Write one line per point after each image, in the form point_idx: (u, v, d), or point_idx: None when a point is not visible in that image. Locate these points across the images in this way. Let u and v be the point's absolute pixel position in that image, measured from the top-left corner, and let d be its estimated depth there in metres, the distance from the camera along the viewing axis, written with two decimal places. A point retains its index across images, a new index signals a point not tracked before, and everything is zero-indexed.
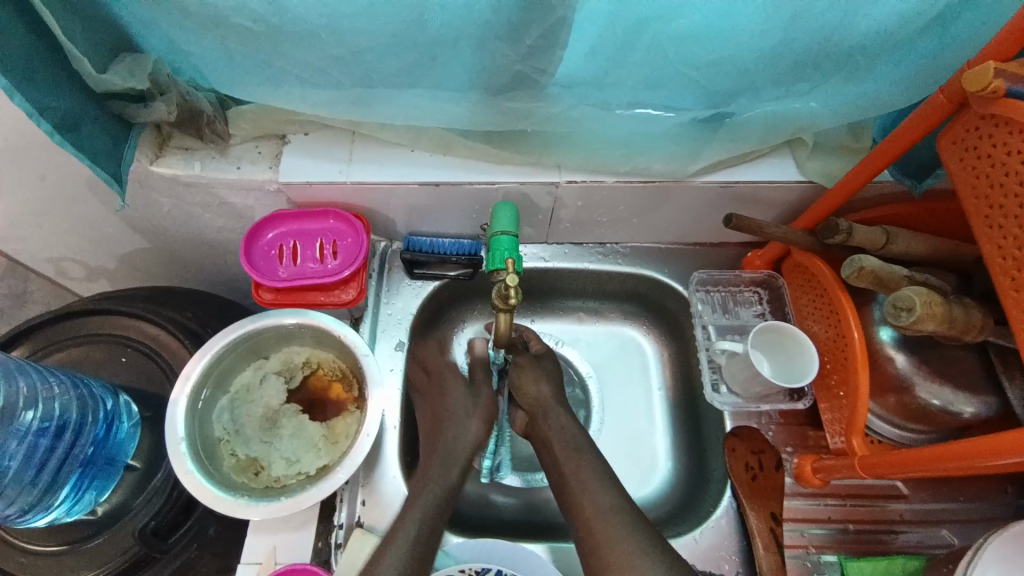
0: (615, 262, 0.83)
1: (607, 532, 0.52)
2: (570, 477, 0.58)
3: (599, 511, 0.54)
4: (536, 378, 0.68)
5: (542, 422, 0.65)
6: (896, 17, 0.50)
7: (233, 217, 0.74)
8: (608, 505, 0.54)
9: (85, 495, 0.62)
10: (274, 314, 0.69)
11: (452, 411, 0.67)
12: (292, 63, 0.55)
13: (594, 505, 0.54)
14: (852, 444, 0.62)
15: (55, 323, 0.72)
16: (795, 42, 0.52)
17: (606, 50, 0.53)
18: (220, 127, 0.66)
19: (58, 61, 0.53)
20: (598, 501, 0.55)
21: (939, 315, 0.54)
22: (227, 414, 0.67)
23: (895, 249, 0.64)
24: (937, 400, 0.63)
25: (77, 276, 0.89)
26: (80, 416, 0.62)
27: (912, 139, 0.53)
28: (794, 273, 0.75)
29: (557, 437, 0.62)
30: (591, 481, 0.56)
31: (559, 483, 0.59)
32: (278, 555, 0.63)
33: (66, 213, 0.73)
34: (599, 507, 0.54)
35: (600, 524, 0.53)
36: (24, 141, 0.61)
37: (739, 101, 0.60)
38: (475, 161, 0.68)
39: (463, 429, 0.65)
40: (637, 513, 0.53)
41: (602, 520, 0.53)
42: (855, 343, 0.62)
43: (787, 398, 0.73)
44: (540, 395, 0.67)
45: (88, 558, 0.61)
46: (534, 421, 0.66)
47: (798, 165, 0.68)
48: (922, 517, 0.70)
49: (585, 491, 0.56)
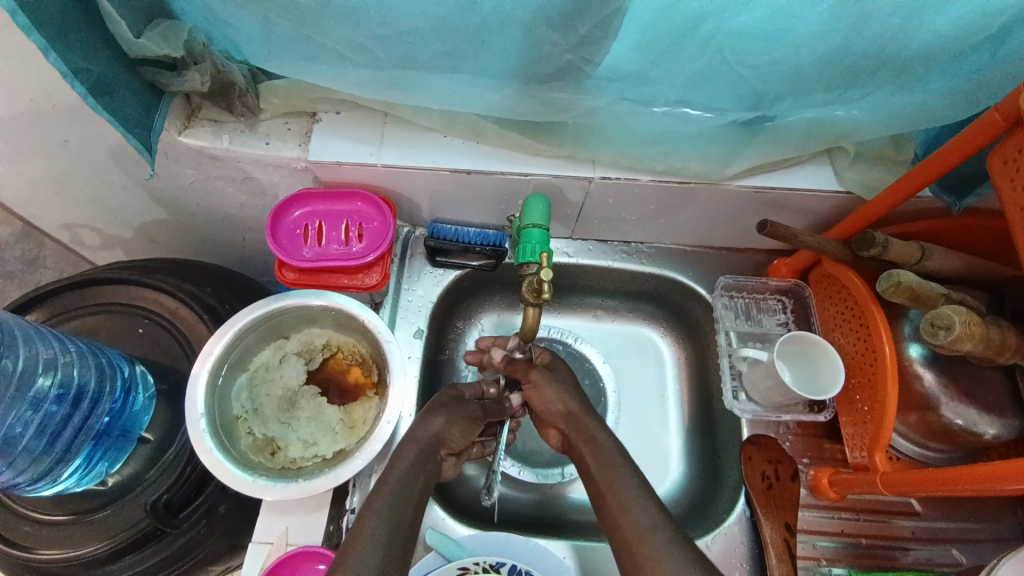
0: (638, 261, 0.82)
1: (648, 552, 0.46)
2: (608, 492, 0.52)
3: (640, 532, 0.47)
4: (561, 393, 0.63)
5: (573, 437, 0.60)
6: (959, 28, 0.48)
7: (256, 193, 0.73)
8: (652, 525, 0.48)
9: (96, 467, 0.61)
10: (297, 294, 0.67)
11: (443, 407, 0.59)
12: (334, 40, 0.54)
13: (632, 526, 0.48)
14: (875, 459, 0.62)
15: (74, 290, 0.71)
16: (856, 48, 0.50)
17: (658, 45, 0.51)
18: (250, 101, 0.64)
19: (94, 23, 0.51)
20: (638, 520, 0.48)
21: (976, 336, 0.53)
22: (246, 392, 0.66)
23: (929, 264, 0.63)
24: (961, 419, 0.62)
25: (92, 244, 0.88)
26: (97, 387, 0.61)
27: (957, 158, 0.52)
28: (823, 284, 0.74)
29: (592, 452, 0.57)
30: (632, 496, 0.50)
31: (599, 501, 0.52)
32: (290, 536, 0.63)
33: (88, 179, 0.72)
34: (637, 525, 0.48)
35: (642, 546, 0.46)
36: (51, 104, 0.60)
37: (783, 105, 0.59)
38: (508, 151, 0.67)
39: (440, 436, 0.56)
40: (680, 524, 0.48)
41: (643, 541, 0.47)
42: (886, 358, 0.61)
43: (807, 410, 0.72)
44: (567, 411, 0.62)
45: (96, 529, 0.61)
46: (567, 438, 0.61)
47: (836, 174, 0.67)
48: (932, 535, 0.70)
49: (621, 508, 0.50)
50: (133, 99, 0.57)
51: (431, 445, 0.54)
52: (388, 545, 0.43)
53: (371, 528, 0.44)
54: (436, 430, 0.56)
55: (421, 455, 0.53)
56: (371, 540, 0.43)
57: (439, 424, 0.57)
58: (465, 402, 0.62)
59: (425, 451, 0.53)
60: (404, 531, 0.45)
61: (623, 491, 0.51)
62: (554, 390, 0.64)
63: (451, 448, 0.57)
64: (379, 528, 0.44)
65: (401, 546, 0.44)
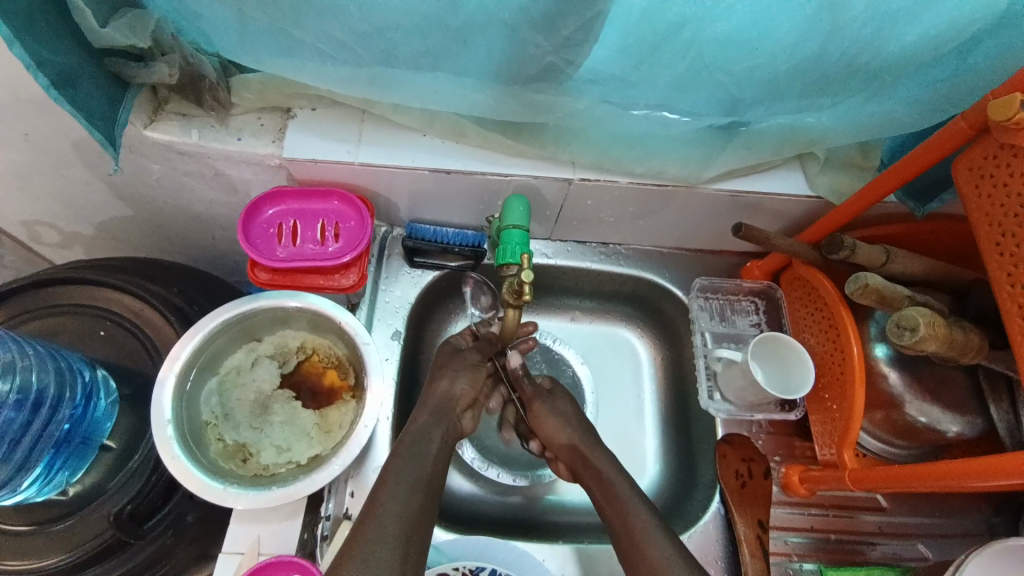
0: (616, 263, 0.82)
1: None
2: (613, 508, 0.58)
3: (657, 561, 0.53)
4: (566, 426, 0.66)
5: (583, 468, 0.63)
6: (926, 41, 0.50)
7: (227, 190, 0.70)
8: (666, 557, 0.53)
9: (57, 475, 0.59)
10: (270, 296, 0.66)
11: (452, 365, 0.66)
12: (313, 34, 0.53)
13: (648, 558, 0.53)
14: (844, 457, 0.63)
15: (31, 290, 0.67)
16: (831, 57, 0.52)
17: (640, 49, 0.52)
18: (221, 95, 0.62)
19: (55, 10, 0.49)
20: (654, 553, 0.53)
21: (941, 336, 0.55)
22: (216, 397, 0.64)
23: (893, 268, 0.65)
24: (925, 417, 0.65)
25: (51, 242, 0.84)
26: (57, 391, 0.59)
27: (921, 166, 0.54)
28: (793, 285, 0.76)
29: (603, 484, 0.60)
30: (651, 530, 0.55)
31: (615, 532, 0.57)
32: (262, 546, 0.61)
33: (46, 174, 0.68)
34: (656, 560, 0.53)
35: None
36: (8, 95, 0.57)
37: (758, 110, 0.60)
38: (489, 151, 0.67)
39: (444, 409, 0.62)
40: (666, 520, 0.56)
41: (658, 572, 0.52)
42: (854, 358, 0.63)
43: (778, 409, 0.74)
44: (575, 445, 0.65)
45: (58, 540, 0.58)
46: (575, 468, 0.64)
47: (807, 180, 0.69)
48: (898, 530, 0.72)
49: (639, 542, 0.55)
50: (99, 92, 0.55)
51: (443, 406, 0.62)
52: (408, 501, 0.52)
53: (391, 485, 0.52)
54: (449, 390, 0.63)
55: (434, 417, 0.60)
56: (394, 492, 0.52)
57: (447, 385, 0.63)
58: (462, 353, 0.68)
59: (437, 412, 0.61)
60: (421, 488, 0.53)
61: (640, 527, 0.55)
62: (558, 424, 0.66)
63: (463, 403, 0.63)
64: (401, 480, 0.53)
65: (416, 511, 0.51)
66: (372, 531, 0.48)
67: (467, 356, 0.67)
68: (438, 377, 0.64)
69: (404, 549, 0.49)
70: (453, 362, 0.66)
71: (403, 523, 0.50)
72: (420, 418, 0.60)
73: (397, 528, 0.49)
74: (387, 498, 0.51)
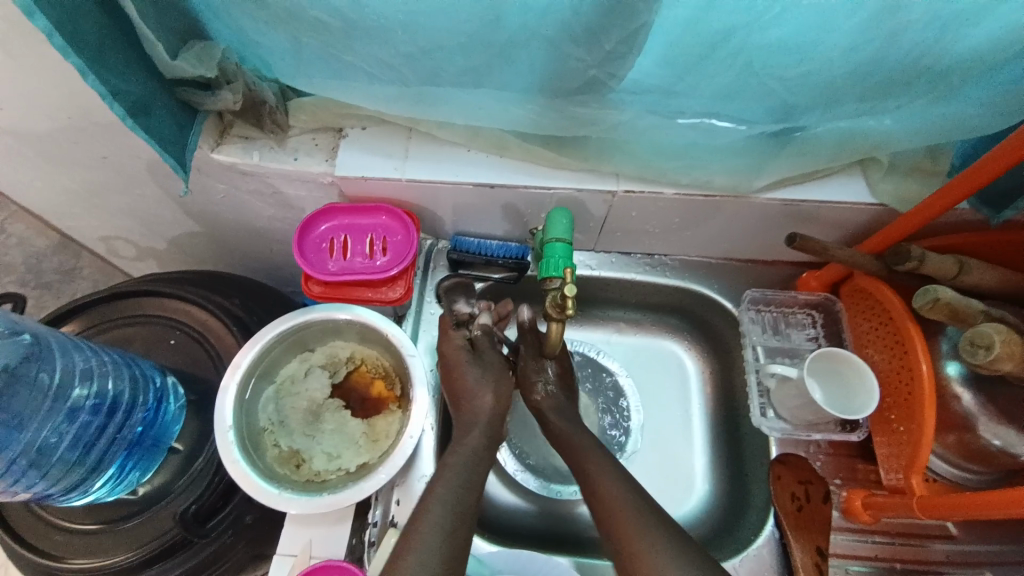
0: (662, 274, 0.81)
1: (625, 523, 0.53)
2: (609, 516, 0.55)
3: (614, 501, 0.56)
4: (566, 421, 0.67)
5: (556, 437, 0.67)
6: (1000, 38, 0.47)
7: (283, 206, 0.74)
8: (621, 496, 0.56)
9: (128, 476, 0.63)
10: (322, 309, 0.68)
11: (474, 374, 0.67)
12: (362, 58, 0.55)
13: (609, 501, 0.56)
14: (912, 482, 0.60)
15: (108, 302, 0.73)
16: (892, 61, 0.49)
17: (686, 59, 0.51)
18: (280, 118, 0.66)
19: (130, 45, 0.53)
20: (612, 495, 0.57)
21: (1018, 356, 0.51)
22: (272, 405, 0.67)
23: (965, 280, 0.61)
24: (1000, 441, 0.60)
25: (127, 255, 0.91)
26: (130, 398, 0.62)
27: (996, 171, 0.51)
28: (855, 298, 0.72)
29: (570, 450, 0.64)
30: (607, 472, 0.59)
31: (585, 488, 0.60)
32: (313, 549, 0.63)
33: (123, 192, 0.74)
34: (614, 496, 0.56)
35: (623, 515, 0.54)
36: (90, 121, 0.62)
37: (813, 116, 0.57)
38: (532, 164, 0.67)
39: (492, 438, 0.64)
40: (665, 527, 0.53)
41: (616, 509, 0.55)
42: (924, 377, 0.59)
43: (839, 429, 0.70)
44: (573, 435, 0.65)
45: (124, 539, 0.62)
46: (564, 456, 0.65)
47: (870, 186, 0.65)
48: (971, 559, 0.67)
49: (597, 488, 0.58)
50: (170, 118, 0.58)
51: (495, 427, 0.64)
52: (450, 523, 0.53)
53: (437, 508, 0.54)
54: (488, 408, 0.65)
55: (485, 444, 0.62)
56: (437, 515, 0.53)
57: (489, 403, 0.65)
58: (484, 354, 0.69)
59: (487, 437, 0.63)
60: (464, 514, 0.54)
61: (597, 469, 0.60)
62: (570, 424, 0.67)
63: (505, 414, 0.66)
64: (443, 510, 0.54)
65: (461, 534, 0.53)
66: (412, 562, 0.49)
67: (489, 358, 0.69)
68: (483, 394, 0.66)
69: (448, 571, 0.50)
70: (484, 369, 0.67)
71: (444, 539, 0.52)
72: (470, 445, 0.61)
73: (439, 544, 0.51)
74: (433, 516, 0.53)
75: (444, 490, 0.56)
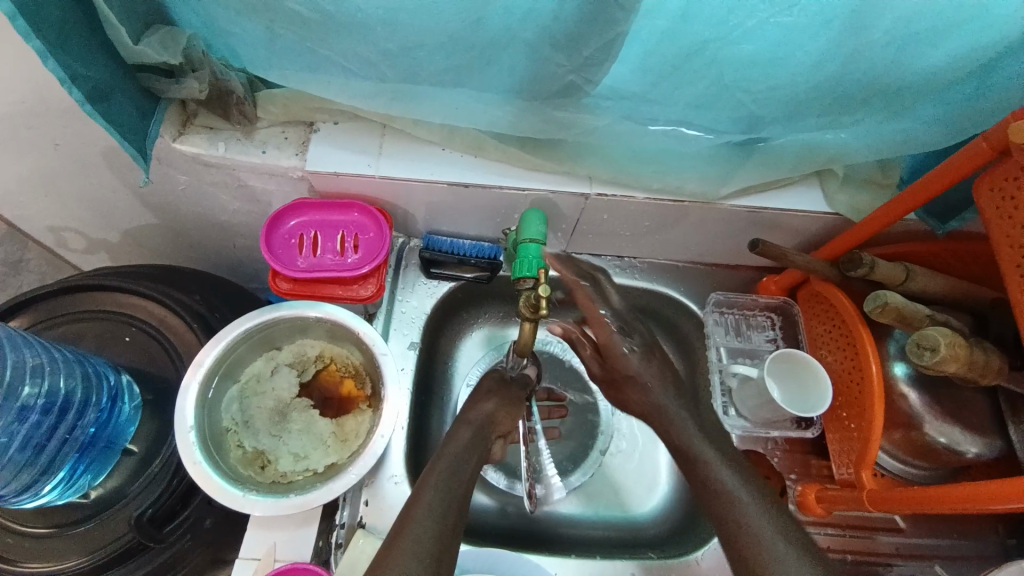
0: (631, 276, 0.83)
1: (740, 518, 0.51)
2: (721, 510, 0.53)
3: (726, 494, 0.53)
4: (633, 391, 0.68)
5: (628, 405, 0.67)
6: (950, 61, 0.50)
7: (250, 200, 0.72)
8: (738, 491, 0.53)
9: (79, 479, 0.60)
10: (288, 306, 0.67)
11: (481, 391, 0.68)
12: (338, 52, 0.54)
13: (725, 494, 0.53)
14: (862, 477, 0.62)
15: (59, 296, 0.69)
16: (851, 79, 0.52)
17: (664, 67, 0.52)
18: (248, 110, 0.64)
19: (92, 28, 0.50)
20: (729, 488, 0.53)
21: (961, 358, 0.55)
22: (236, 405, 0.65)
23: (913, 285, 0.64)
24: (945, 438, 0.64)
25: (77, 247, 0.86)
26: (84, 396, 0.60)
27: (941, 187, 0.54)
28: (811, 300, 0.76)
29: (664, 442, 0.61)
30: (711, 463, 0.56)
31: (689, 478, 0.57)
32: (278, 552, 0.62)
33: (74, 181, 0.70)
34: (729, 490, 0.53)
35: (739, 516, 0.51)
36: (43, 106, 0.59)
37: (775, 128, 0.60)
38: (508, 166, 0.67)
39: (483, 434, 0.63)
40: (782, 522, 0.51)
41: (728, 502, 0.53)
42: (873, 376, 0.62)
43: (795, 427, 0.74)
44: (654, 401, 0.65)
45: (78, 543, 0.59)
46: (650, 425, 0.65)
47: (826, 197, 0.68)
48: (916, 551, 0.71)
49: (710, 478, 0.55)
50: (130, 104, 0.56)
51: (484, 425, 0.64)
52: (443, 514, 0.51)
53: (429, 496, 0.52)
54: (487, 413, 0.65)
55: (475, 437, 0.61)
56: (430, 505, 0.51)
57: (488, 409, 0.65)
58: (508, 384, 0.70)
59: (478, 432, 0.62)
60: (455, 507, 0.52)
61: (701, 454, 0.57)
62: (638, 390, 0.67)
63: (501, 430, 0.66)
64: (437, 495, 0.52)
65: (453, 527, 0.50)
66: (406, 548, 0.47)
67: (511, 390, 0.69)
68: (484, 400, 0.67)
69: (438, 567, 0.47)
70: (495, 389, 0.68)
71: (437, 530, 0.49)
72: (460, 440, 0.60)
73: (433, 534, 0.49)
74: (425, 502, 0.51)
75: (431, 479, 0.54)
